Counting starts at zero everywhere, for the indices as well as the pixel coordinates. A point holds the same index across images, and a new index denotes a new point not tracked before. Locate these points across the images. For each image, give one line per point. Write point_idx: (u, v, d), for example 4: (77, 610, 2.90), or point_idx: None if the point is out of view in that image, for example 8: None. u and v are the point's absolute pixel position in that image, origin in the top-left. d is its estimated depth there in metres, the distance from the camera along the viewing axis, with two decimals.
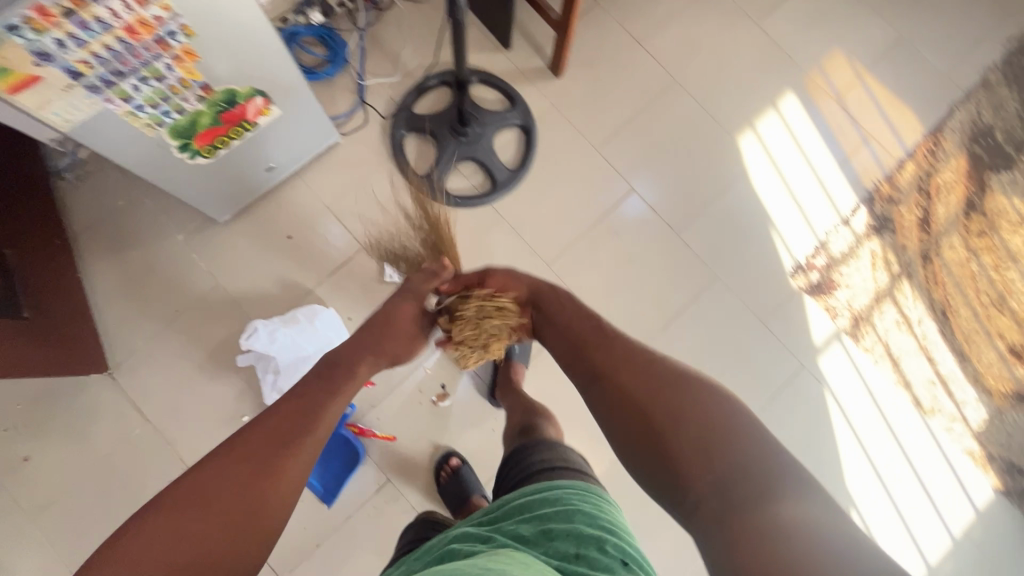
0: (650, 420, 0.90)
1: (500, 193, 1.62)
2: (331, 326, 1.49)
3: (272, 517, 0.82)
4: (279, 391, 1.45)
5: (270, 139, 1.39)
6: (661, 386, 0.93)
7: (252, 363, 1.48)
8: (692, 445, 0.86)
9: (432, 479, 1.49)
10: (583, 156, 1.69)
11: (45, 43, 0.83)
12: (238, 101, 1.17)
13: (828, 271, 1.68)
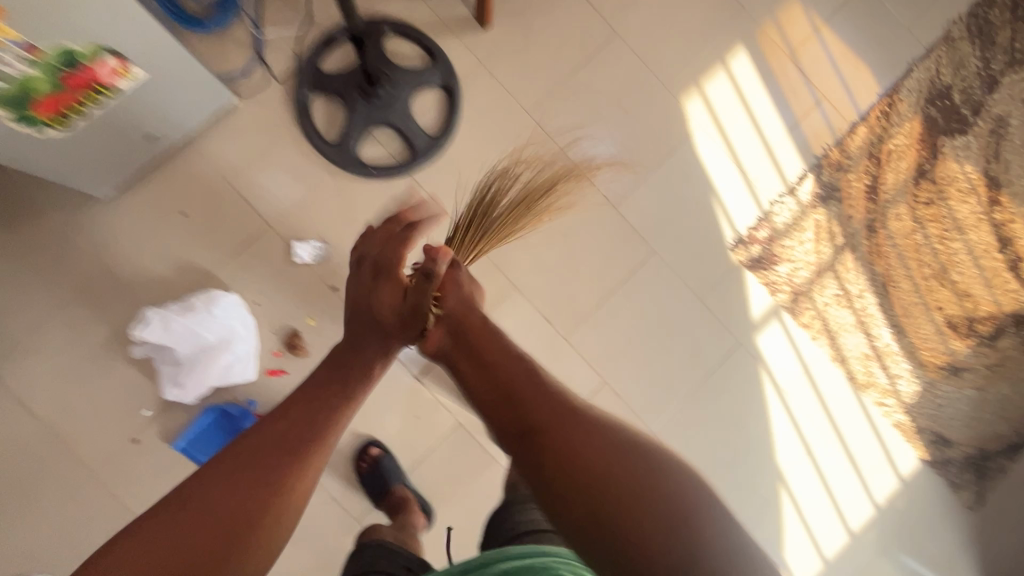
0: (620, 504, 0.63)
1: (420, 163, 1.48)
2: (234, 312, 1.37)
3: (262, 553, 0.67)
4: (179, 384, 1.34)
5: (141, 104, 1.22)
6: (615, 455, 0.66)
7: (149, 354, 1.36)
8: (639, 528, 0.62)
9: (353, 469, 1.43)
10: (512, 120, 1.54)
11: None
12: (81, 62, 1.01)
13: (770, 245, 1.60)
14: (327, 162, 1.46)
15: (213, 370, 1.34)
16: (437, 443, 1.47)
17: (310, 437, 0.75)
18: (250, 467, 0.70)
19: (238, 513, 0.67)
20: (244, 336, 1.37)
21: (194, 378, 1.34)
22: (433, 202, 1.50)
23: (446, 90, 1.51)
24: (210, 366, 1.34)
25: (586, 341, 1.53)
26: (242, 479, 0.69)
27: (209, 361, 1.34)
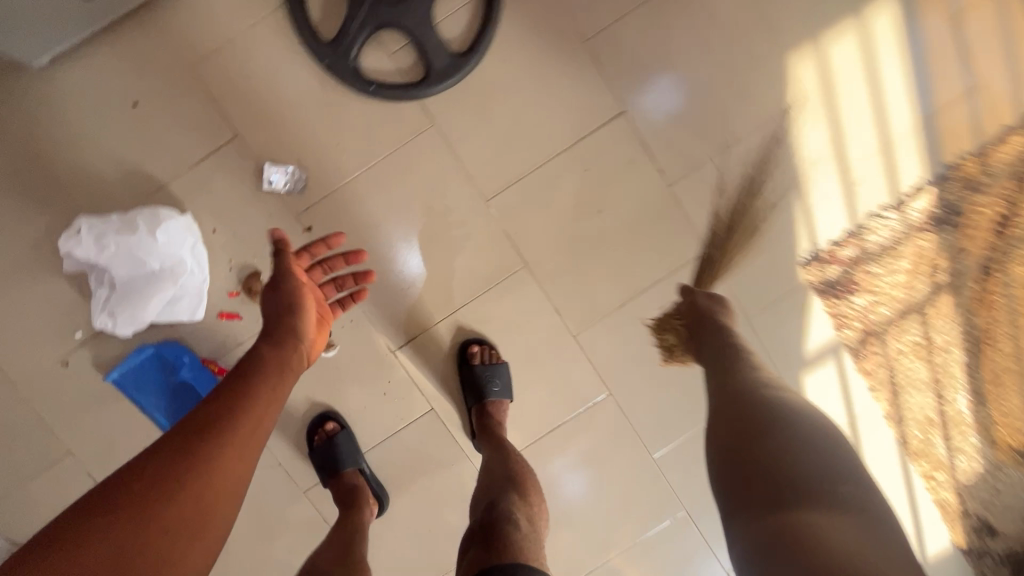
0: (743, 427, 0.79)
1: (434, 87, 1.15)
2: (181, 239, 1.13)
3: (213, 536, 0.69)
4: (110, 313, 1.13)
5: None
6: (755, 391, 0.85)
7: (82, 270, 1.15)
8: (760, 441, 0.75)
9: (306, 438, 1.25)
10: (562, 50, 1.19)
11: None
12: None
13: (852, 268, 1.27)
14: (319, 67, 1.14)
15: (149, 304, 1.13)
16: (404, 427, 1.27)
17: (241, 396, 0.79)
18: (185, 437, 0.73)
19: (168, 479, 0.68)
20: (191, 270, 1.14)
21: (126, 308, 1.13)
22: (443, 142, 1.19)
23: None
24: (147, 298, 1.13)
25: (599, 343, 1.27)
26: (174, 454, 0.71)
27: (144, 292, 1.13)
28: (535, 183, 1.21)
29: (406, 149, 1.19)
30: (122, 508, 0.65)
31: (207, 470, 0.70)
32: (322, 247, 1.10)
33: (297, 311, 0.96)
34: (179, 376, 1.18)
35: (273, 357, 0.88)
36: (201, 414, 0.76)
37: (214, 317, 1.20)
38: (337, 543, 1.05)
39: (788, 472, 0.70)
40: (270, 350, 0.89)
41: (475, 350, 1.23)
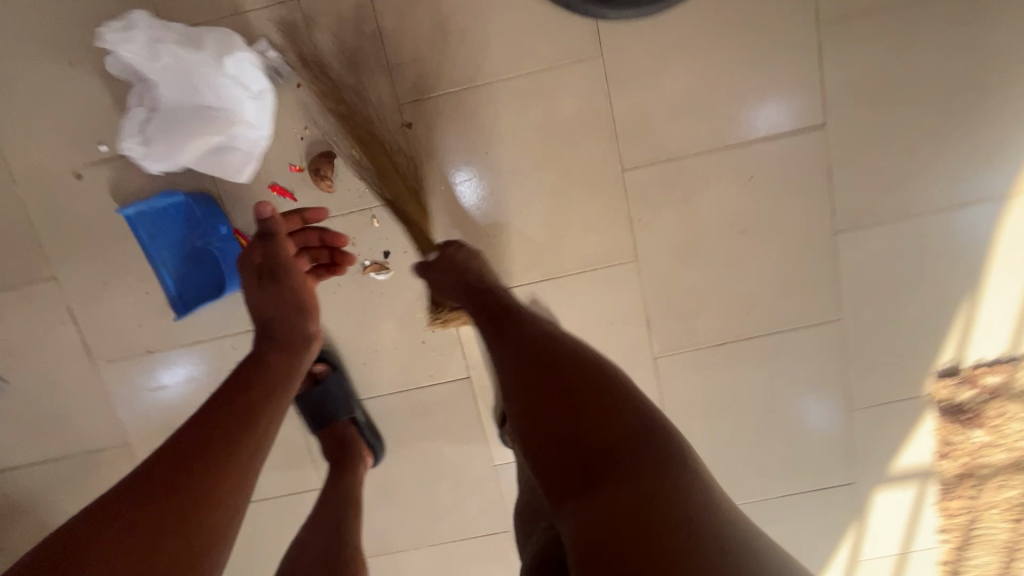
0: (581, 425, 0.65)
1: (623, 10, 0.91)
2: (250, 83, 0.93)
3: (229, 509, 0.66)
4: (144, 139, 0.92)
5: None
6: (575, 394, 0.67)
7: (124, 76, 0.93)
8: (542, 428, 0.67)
9: None
10: (787, 23, 0.94)
11: None
12: None
13: (989, 399, 1.08)
14: None
15: (191, 144, 0.93)
16: (429, 387, 1.10)
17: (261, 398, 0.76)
18: (193, 443, 0.68)
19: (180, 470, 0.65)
20: (249, 123, 0.94)
21: (163, 141, 0.93)
22: (601, 82, 0.95)
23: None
24: (191, 136, 0.93)
25: (676, 375, 1.09)
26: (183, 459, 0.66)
27: (190, 128, 0.92)
28: (684, 171, 0.99)
29: (556, 75, 0.96)
30: (127, 516, 0.60)
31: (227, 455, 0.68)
32: (297, 221, 0.97)
33: (308, 312, 0.92)
34: (208, 243, 1.01)
35: (284, 364, 0.82)
36: (208, 419, 0.71)
37: (265, 187, 1.01)
38: (322, 539, 0.91)
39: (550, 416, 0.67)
40: (279, 358, 0.83)
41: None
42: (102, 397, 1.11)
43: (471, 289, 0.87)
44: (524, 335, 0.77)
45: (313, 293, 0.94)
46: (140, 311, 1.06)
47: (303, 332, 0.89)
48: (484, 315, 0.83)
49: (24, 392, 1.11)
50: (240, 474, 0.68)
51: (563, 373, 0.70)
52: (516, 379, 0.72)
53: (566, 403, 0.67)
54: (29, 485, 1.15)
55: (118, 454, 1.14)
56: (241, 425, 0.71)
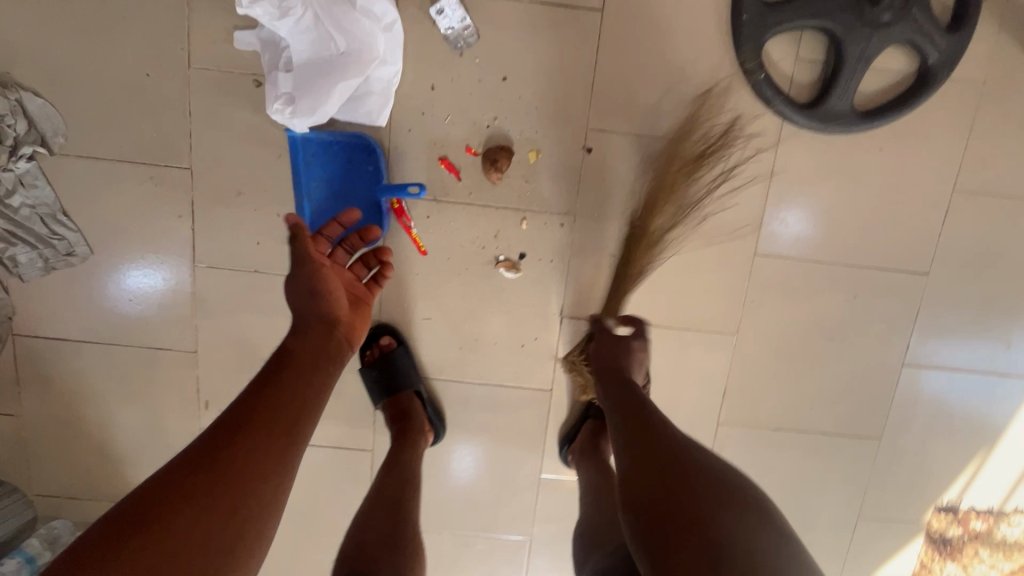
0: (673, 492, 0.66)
1: (811, 123, 1.00)
2: (380, 14, 0.92)
3: (263, 490, 0.64)
4: (294, 102, 0.93)
5: None
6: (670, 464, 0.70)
7: (261, 47, 0.95)
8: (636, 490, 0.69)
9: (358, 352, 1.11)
10: (929, 180, 1.07)
11: None
12: None
13: (970, 540, 1.24)
14: (729, 13, 0.97)
15: (336, 93, 0.93)
16: (509, 389, 1.14)
17: (294, 379, 0.72)
18: (223, 436, 0.65)
19: (212, 465, 0.62)
20: (382, 58, 0.94)
21: (310, 95, 0.93)
22: (764, 173, 1.06)
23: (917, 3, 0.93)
24: (329, 86, 0.93)
25: (729, 443, 1.19)
26: (211, 453, 0.63)
27: (334, 79, 0.92)
28: (801, 272, 1.11)
29: (728, 154, 1.05)
30: (165, 511, 0.58)
31: (260, 443, 0.65)
32: (335, 229, 0.95)
33: (319, 296, 0.83)
34: (358, 189, 1.03)
35: (306, 350, 0.77)
36: (241, 408, 0.68)
37: (434, 157, 1.03)
38: (385, 506, 0.92)
39: (655, 471, 0.69)
40: (312, 338, 0.79)
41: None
42: (187, 299, 1.08)
43: (607, 368, 0.91)
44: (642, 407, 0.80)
45: (333, 284, 0.85)
46: (263, 229, 1.06)
47: (328, 318, 0.82)
48: (604, 382, 0.89)
49: (110, 269, 1.07)
50: (268, 465, 0.65)
51: (672, 449, 0.72)
52: (623, 430, 0.78)
53: (666, 467, 0.69)
54: (76, 361, 1.11)
55: (181, 358, 1.11)
56: (275, 410, 0.68)
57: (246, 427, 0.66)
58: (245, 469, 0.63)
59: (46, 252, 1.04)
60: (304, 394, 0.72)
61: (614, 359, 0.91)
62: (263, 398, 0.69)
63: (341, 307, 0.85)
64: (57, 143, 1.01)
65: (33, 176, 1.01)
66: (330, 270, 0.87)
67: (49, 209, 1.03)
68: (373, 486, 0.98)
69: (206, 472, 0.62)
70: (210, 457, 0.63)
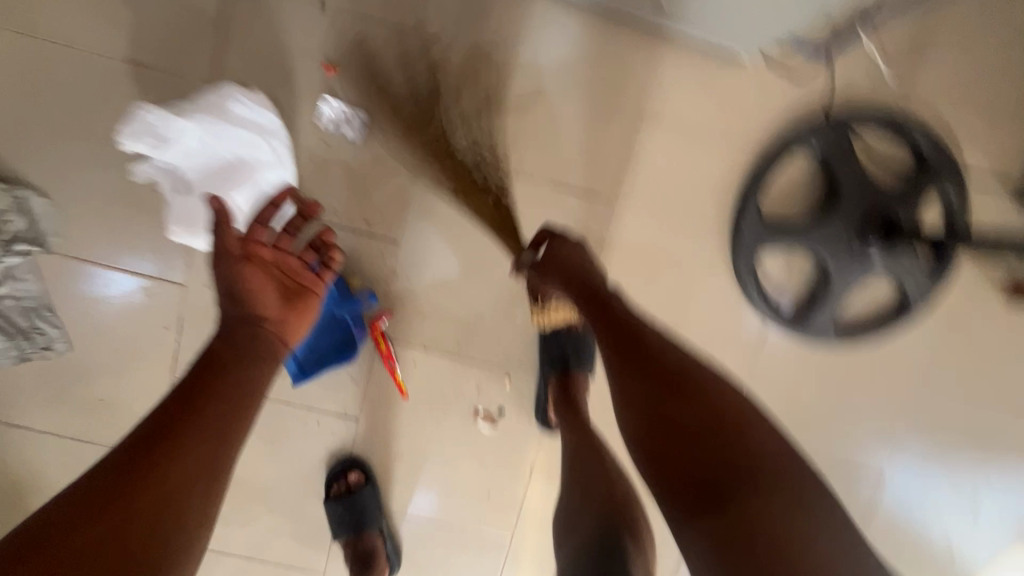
0: (714, 417, 0.65)
1: (793, 332, 1.04)
2: (262, 123, 0.92)
3: (193, 478, 0.65)
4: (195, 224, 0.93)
5: None
6: (711, 395, 0.67)
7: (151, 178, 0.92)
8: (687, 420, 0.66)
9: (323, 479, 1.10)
10: (898, 395, 1.12)
11: None
12: None
13: None
14: (729, 223, 1.01)
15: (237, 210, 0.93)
16: (471, 534, 1.14)
17: (221, 371, 0.72)
18: (139, 447, 0.65)
19: (137, 466, 0.64)
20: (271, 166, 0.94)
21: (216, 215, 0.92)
22: (745, 366, 1.09)
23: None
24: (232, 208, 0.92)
25: None
26: (126, 465, 0.64)
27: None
28: None
29: (715, 346, 1.08)
30: (91, 514, 0.60)
31: (192, 438, 0.66)
32: (272, 211, 0.81)
33: (240, 300, 0.78)
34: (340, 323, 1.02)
35: (229, 347, 0.75)
36: (169, 409, 0.69)
37: (432, 308, 1.05)
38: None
39: (692, 400, 0.67)
40: (239, 333, 0.77)
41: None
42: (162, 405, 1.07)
43: (572, 279, 0.77)
44: (661, 384, 0.69)
45: (258, 282, 0.79)
46: None
47: (253, 318, 0.78)
48: (586, 302, 0.76)
49: (89, 366, 1.05)
50: (200, 459, 0.66)
51: (680, 366, 0.69)
52: (630, 364, 0.71)
53: (695, 406, 0.66)
54: (34, 449, 1.08)
55: None
56: (204, 406, 0.69)
57: (170, 427, 0.67)
58: (172, 460, 0.64)
59: (23, 345, 1.01)
60: (238, 391, 0.72)
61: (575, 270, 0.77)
62: (189, 399, 0.69)
63: (270, 305, 0.80)
64: (56, 242, 1.00)
65: (25, 271, 1.00)
66: (256, 265, 0.80)
67: (34, 303, 1.01)
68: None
69: (131, 476, 0.63)
70: (125, 474, 0.63)
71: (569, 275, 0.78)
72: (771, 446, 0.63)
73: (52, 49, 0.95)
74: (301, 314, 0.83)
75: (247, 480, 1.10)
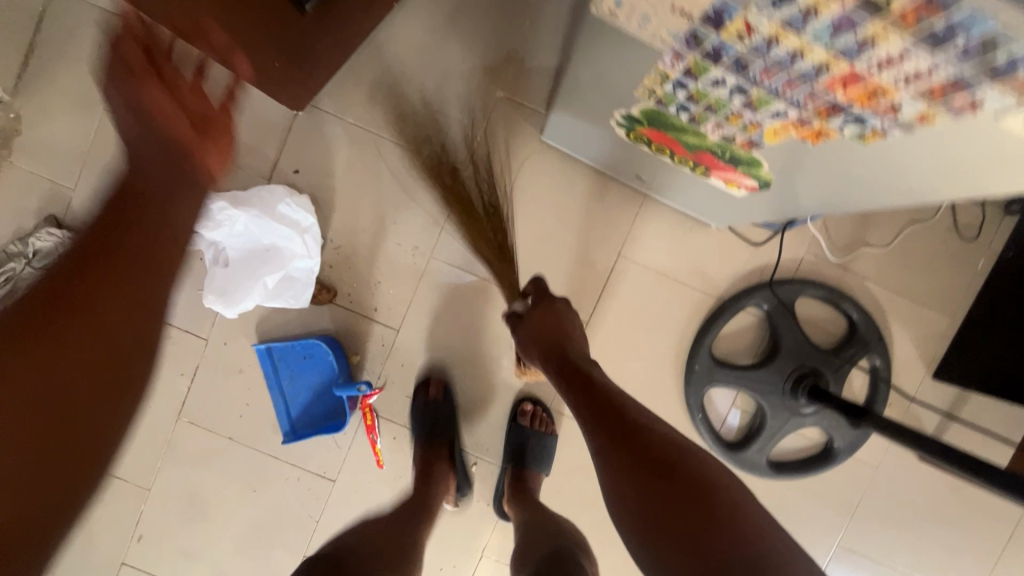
0: (663, 457, 0.71)
1: (730, 460, 1.18)
2: (298, 221, 1.07)
3: (134, 328, 0.56)
4: (220, 291, 1.07)
5: (678, 183, 0.95)
6: (662, 440, 0.73)
7: (198, 247, 1.10)
8: (647, 455, 0.72)
9: (293, 532, 1.20)
10: (821, 531, 1.23)
11: (744, 34, 0.44)
12: (740, 167, 0.73)
13: None
14: (683, 359, 1.16)
15: (265, 288, 1.07)
16: None
17: (167, 197, 0.61)
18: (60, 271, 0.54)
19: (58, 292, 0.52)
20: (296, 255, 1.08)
21: (239, 286, 1.07)
22: None
23: (998, 480, 0.79)
24: (255, 283, 1.07)
25: None
26: (32, 306, 0.51)
27: (257, 276, 1.07)
28: None
29: None
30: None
31: (124, 270, 0.56)
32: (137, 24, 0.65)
33: (144, 120, 0.63)
34: (333, 395, 1.16)
35: (150, 179, 0.61)
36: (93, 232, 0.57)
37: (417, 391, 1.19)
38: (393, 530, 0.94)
39: (649, 441, 0.73)
40: (157, 172, 0.62)
41: (527, 410, 1.16)
42: (161, 441, 1.18)
43: (542, 338, 0.89)
44: (615, 420, 0.76)
45: (168, 107, 0.63)
46: (250, 405, 1.17)
47: (164, 145, 0.63)
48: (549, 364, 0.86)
49: None
50: (135, 291, 0.56)
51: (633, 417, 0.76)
52: (589, 411, 0.79)
53: (649, 449, 0.72)
54: None
55: (133, 490, 1.18)
56: (142, 235, 0.58)
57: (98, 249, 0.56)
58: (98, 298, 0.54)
59: None
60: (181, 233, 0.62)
61: (544, 333, 0.89)
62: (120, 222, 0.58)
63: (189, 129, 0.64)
64: None
65: None
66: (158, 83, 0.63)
67: None
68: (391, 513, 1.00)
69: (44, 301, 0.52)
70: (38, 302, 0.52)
71: (541, 335, 0.89)
72: (721, 479, 0.69)
73: None
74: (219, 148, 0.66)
75: (222, 522, 1.19)
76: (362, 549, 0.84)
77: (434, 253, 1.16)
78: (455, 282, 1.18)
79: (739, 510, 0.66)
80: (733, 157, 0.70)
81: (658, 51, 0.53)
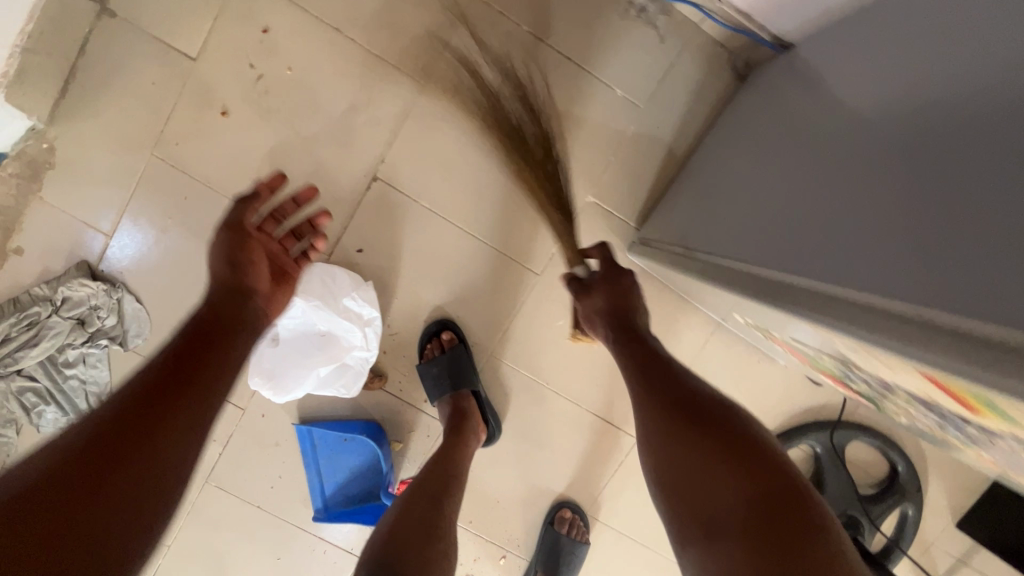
0: (720, 442, 0.64)
1: None
2: (361, 314, 1.01)
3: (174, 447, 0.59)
4: (267, 374, 1.00)
5: (760, 338, 0.98)
6: (724, 425, 0.66)
7: None
8: (701, 434, 0.66)
9: None
10: None
11: (982, 428, 0.46)
12: (852, 385, 0.77)
13: None
14: None
15: (317, 378, 1.01)
16: None
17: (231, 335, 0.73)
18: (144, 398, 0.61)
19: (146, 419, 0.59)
20: (353, 348, 1.02)
21: (289, 373, 1.01)
22: None
23: None
24: (307, 372, 1.01)
25: None
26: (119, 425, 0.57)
27: (310, 365, 1.01)
28: None
29: None
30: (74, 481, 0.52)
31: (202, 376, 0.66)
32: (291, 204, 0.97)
33: (238, 267, 0.81)
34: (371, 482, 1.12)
35: (231, 303, 0.77)
36: (180, 348, 0.68)
37: None
38: (427, 504, 0.85)
39: (708, 419, 0.67)
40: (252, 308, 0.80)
41: (565, 517, 1.14)
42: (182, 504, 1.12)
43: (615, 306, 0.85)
44: (679, 393, 0.72)
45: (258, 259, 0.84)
46: (282, 477, 1.13)
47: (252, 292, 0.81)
48: (616, 320, 0.84)
49: None
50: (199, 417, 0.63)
51: (695, 396, 0.71)
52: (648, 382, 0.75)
53: (707, 431, 0.66)
54: None
55: None
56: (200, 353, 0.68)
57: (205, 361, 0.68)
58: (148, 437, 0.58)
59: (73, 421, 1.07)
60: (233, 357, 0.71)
61: (619, 301, 0.85)
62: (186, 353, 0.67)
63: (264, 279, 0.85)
64: (133, 342, 1.06)
65: (98, 358, 1.05)
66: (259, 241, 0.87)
67: (97, 388, 1.07)
68: (415, 479, 0.92)
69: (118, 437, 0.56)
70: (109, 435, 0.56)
71: (614, 300, 0.85)
72: (784, 482, 0.59)
73: (188, 181, 1.01)
74: (283, 290, 0.91)
75: None
76: (403, 565, 0.74)
77: (492, 349, 1.10)
78: (508, 382, 1.12)
79: (769, 470, 0.60)
80: (859, 385, 0.73)
81: (860, 365, 0.53)
